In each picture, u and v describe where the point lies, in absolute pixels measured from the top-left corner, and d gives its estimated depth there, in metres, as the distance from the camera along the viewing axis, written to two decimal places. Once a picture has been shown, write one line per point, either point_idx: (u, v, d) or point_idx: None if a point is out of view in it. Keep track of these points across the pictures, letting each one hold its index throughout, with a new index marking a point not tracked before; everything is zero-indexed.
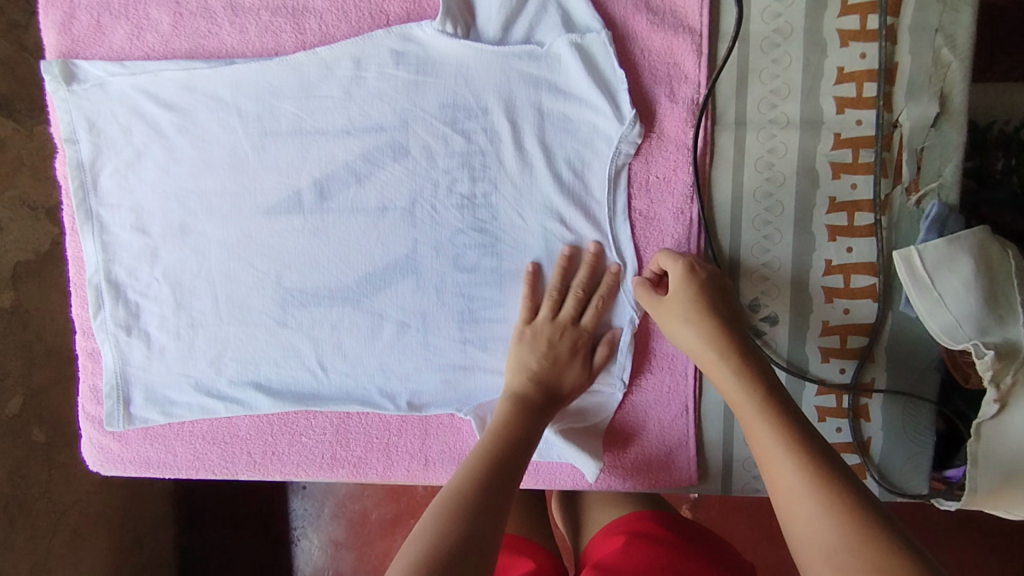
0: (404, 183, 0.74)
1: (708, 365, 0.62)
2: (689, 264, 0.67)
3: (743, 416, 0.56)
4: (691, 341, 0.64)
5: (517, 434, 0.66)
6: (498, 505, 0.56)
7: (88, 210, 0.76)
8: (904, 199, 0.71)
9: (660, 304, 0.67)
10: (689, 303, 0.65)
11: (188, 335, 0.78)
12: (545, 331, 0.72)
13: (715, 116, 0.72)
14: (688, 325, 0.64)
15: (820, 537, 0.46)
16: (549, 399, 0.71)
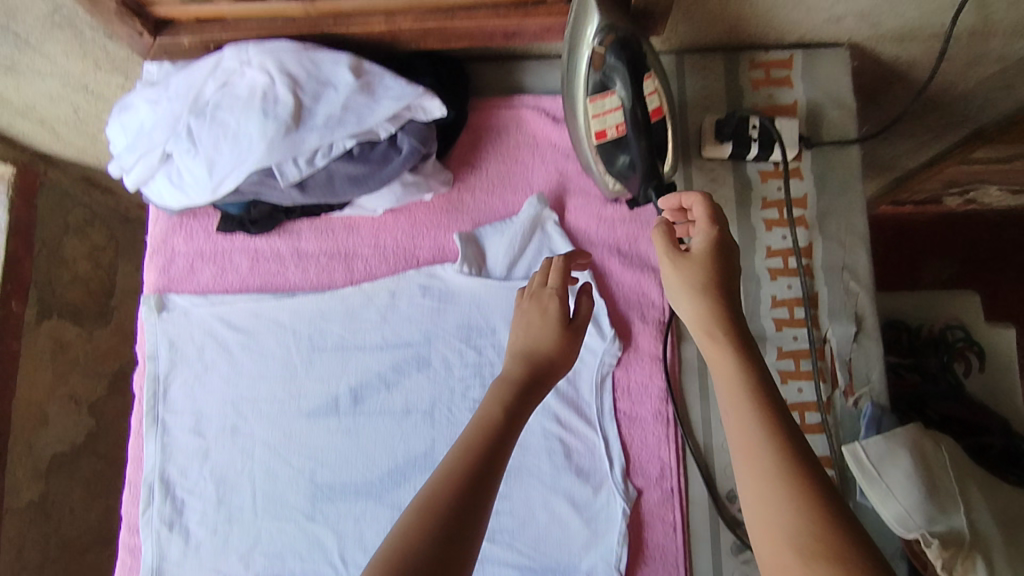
0: (426, 389, 0.89)
1: (710, 344, 0.65)
2: (712, 237, 0.69)
3: (735, 409, 0.60)
4: (693, 315, 0.67)
5: (501, 411, 0.67)
6: (477, 500, 0.58)
7: (155, 416, 0.90)
8: (844, 400, 0.85)
9: (676, 258, 0.69)
10: (705, 270, 0.67)
11: (225, 529, 0.87)
12: (535, 292, 0.78)
13: (681, 333, 0.88)
14: (690, 302, 0.67)
15: (779, 521, 0.52)
16: (536, 378, 0.71)
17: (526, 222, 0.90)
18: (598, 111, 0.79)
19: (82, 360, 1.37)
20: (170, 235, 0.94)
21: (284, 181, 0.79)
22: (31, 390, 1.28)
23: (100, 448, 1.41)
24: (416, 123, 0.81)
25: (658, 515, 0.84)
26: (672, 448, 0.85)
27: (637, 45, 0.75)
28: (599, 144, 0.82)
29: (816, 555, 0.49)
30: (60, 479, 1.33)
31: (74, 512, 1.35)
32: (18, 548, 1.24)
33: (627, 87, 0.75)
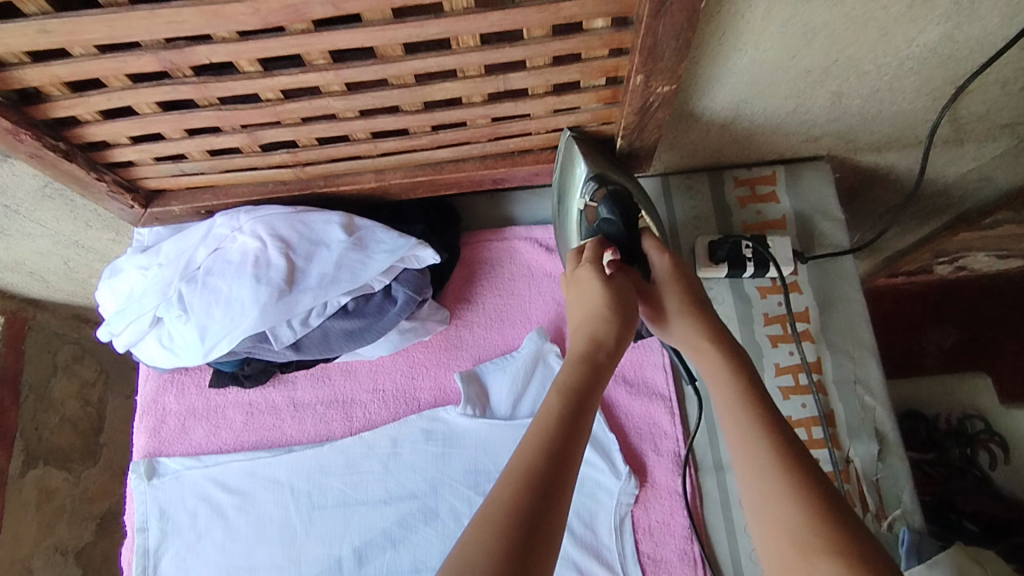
0: (436, 544, 0.83)
1: (699, 351, 0.62)
2: (677, 260, 0.67)
3: (736, 426, 0.55)
4: (678, 333, 0.64)
5: (562, 411, 0.53)
6: (550, 502, 0.48)
7: None
8: (878, 525, 0.80)
9: (645, 290, 0.66)
10: (674, 292, 0.65)
11: None
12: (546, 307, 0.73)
13: (697, 462, 0.85)
14: (676, 320, 0.64)
15: (792, 538, 0.48)
16: (593, 364, 0.57)
17: (527, 356, 0.89)
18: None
19: (68, 508, 1.27)
20: (161, 394, 0.91)
21: (278, 343, 0.79)
22: (15, 544, 1.17)
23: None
24: (411, 272, 0.82)
25: None
26: None
27: (630, 200, 0.73)
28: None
29: (822, 553, 0.46)
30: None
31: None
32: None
33: (619, 239, 0.69)
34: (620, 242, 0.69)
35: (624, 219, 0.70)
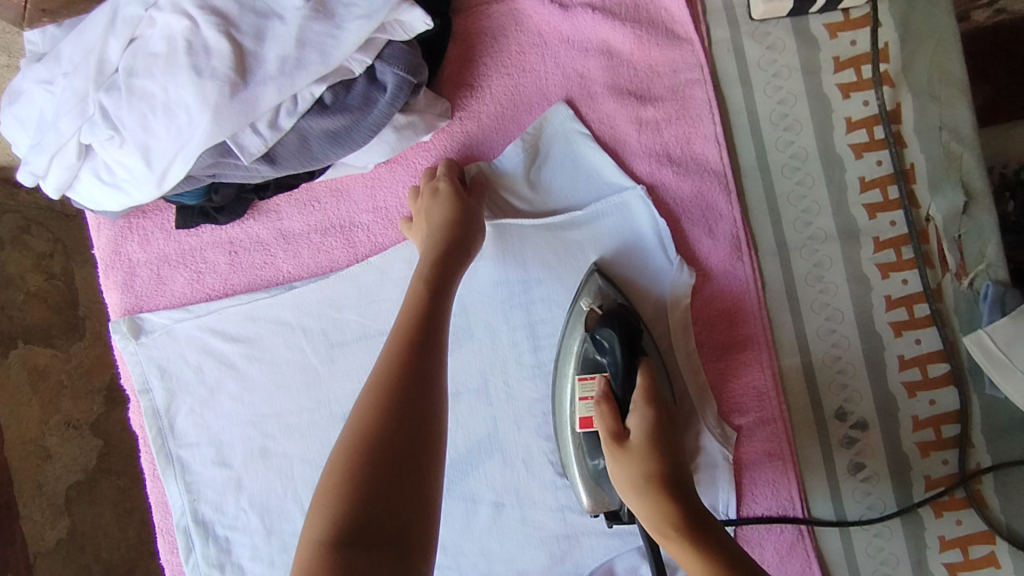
0: (474, 364, 0.76)
1: (616, 470, 0.57)
2: (652, 421, 0.57)
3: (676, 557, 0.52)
4: (620, 481, 0.56)
5: (428, 288, 0.60)
6: (434, 337, 0.56)
7: (168, 454, 0.76)
8: (956, 284, 0.74)
9: (619, 455, 0.57)
10: (642, 455, 0.55)
11: (283, 559, 0.75)
12: (418, 205, 0.70)
13: (756, 244, 0.75)
14: (632, 471, 0.55)
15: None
16: (453, 242, 0.65)
17: (542, 140, 0.75)
18: (586, 391, 0.65)
19: (67, 383, 1.16)
20: (121, 244, 0.77)
21: (246, 155, 0.62)
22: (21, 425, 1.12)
23: (116, 465, 1.17)
24: (397, 46, 0.63)
25: (762, 449, 0.74)
26: (769, 374, 0.74)
27: (633, 321, 0.67)
28: (586, 433, 0.67)
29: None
30: (84, 506, 1.14)
31: (108, 534, 1.15)
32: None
33: (614, 370, 0.63)
34: (619, 371, 0.63)
35: (622, 337, 0.65)
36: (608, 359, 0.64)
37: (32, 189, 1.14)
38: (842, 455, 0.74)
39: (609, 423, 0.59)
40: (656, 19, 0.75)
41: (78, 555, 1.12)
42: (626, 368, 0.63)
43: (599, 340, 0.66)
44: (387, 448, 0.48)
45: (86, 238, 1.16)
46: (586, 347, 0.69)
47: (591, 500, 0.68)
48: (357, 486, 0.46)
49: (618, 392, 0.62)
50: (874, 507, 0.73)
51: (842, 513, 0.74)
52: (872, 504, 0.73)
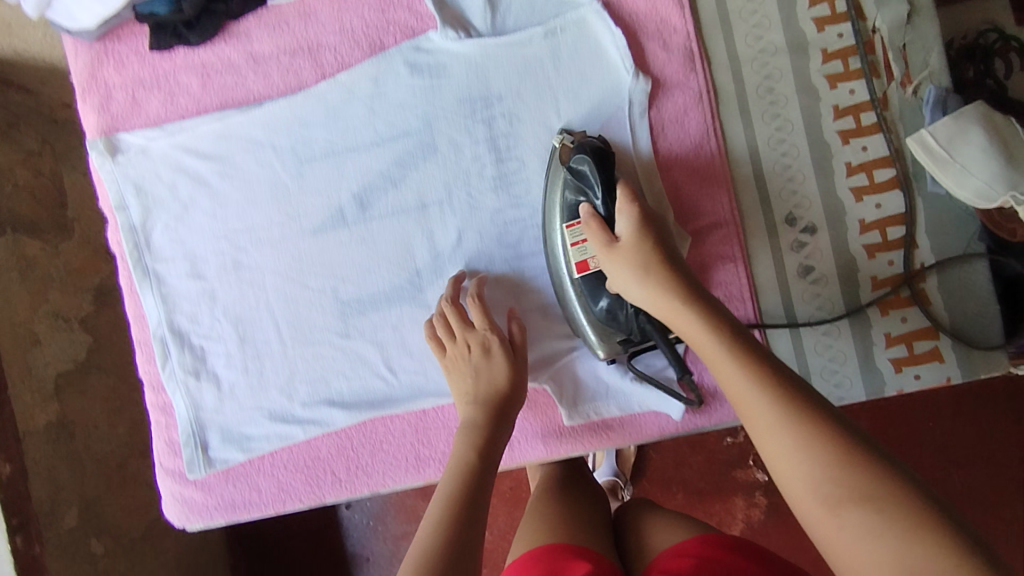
0: (438, 177, 0.78)
1: (665, 311, 0.61)
2: (637, 215, 0.65)
3: (750, 412, 0.52)
4: (650, 304, 0.63)
5: (474, 451, 0.68)
6: (483, 478, 0.66)
7: (145, 268, 0.80)
8: (901, 93, 0.76)
9: (613, 253, 0.66)
10: (668, 290, 0.61)
11: (256, 365, 0.81)
12: (456, 356, 0.74)
13: (710, 60, 0.78)
14: (630, 273, 0.64)
15: (815, 476, 0.47)
16: (499, 409, 0.72)
17: None
18: (576, 238, 0.71)
19: (55, 277, 1.17)
20: (96, 68, 0.79)
21: None
22: (9, 307, 1.08)
23: (105, 362, 1.24)
24: None
25: (715, 253, 0.77)
26: (721, 182, 0.77)
27: (602, 146, 0.72)
28: (582, 278, 0.72)
29: (846, 505, 0.45)
30: (74, 397, 1.16)
31: (98, 427, 1.20)
32: (53, 481, 1.08)
33: (597, 194, 0.69)
34: (599, 191, 0.69)
35: (599, 164, 0.70)
36: (582, 180, 0.71)
37: (22, 89, 1.17)
38: (792, 258, 0.78)
39: (600, 233, 0.67)
40: None
41: (69, 440, 1.13)
42: (606, 188, 0.69)
43: (576, 166, 0.71)
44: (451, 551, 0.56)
45: (73, 140, 1.22)
46: (567, 195, 0.72)
47: (606, 346, 0.73)
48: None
49: (603, 213, 0.69)
50: (822, 308, 0.78)
51: (792, 313, 0.79)
52: (821, 306, 0.78)
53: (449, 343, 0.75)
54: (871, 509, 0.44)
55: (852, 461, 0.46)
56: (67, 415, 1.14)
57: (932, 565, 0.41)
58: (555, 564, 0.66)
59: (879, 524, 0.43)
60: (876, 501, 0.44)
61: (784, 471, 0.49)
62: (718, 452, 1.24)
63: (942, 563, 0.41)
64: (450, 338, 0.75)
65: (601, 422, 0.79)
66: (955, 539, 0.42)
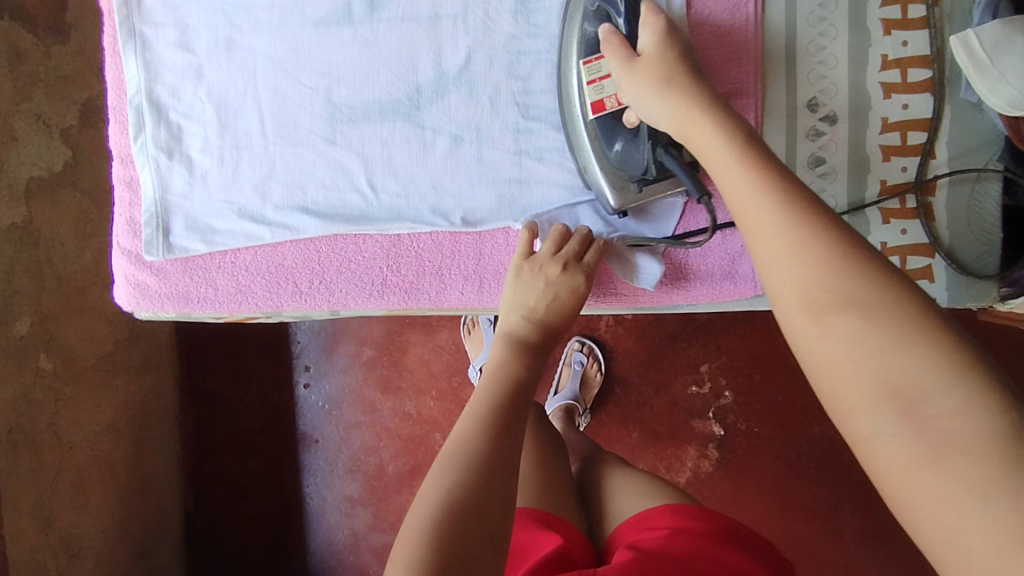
0: None
1: (684, 123, 0.57)
2: (660, 28, 0.63)
3: (745, 215, 0.45)
4: (674, 128, 0.59)
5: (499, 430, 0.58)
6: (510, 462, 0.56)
7: (131, 28, 0.74)
8: None
9: (636, 66, 0.62)
10: (689, 102, 0.57)
11: (233, 157, 0.75)
12: (537, 268, 0.70)
13: None
14: (653, 80, 0.61)
15: (805, 278, 0.40)
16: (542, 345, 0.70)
17: None
18: (594, 77, 0.68)
19: (42, 76, 1.10)
20: None
21: None
22: None
23: (81, 182, 1.17)
24: None
25: None
26: (751, 48, 0.73)
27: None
28: (597, 119, 0.68)
29: (831, 309, 0.39)
30: (43, 205, 1.10)
31: (64, 245, 1.14)
32: (8, 281, 1.02)
33: (621, 14, 0.67)
34: (623, 14, 0.67)
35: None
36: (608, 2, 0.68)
37: None
38: (805, 145, 0.74)
39: (620, 51, 0.64)
40: None
41: (32, 248, 1.07)
42: (631, 10, 0.66)
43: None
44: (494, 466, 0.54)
45: None
46: (585, 30, 0.69)
47: (618, 194, 0.70)
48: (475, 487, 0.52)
49: (625, 32, 0.66)
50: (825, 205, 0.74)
51: None
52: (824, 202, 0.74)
53: (524, 259, 0.71)
54: (861, 314, 0.38)
55: (915, 356, 0.36)
56: (33, 220, 1.08)
57: (978, 468, 0.33)
58: (519, 538, 0.65)
59: (870, 330, 0.37)
60: (867, 305, 0.38)
61: (819, 361, 0.39)
62: (682, 399, 1.19)
63: (936, 371, 0.35)
64: (552, 249, 0.71)
65: None
66: (958, 349, 0.36)
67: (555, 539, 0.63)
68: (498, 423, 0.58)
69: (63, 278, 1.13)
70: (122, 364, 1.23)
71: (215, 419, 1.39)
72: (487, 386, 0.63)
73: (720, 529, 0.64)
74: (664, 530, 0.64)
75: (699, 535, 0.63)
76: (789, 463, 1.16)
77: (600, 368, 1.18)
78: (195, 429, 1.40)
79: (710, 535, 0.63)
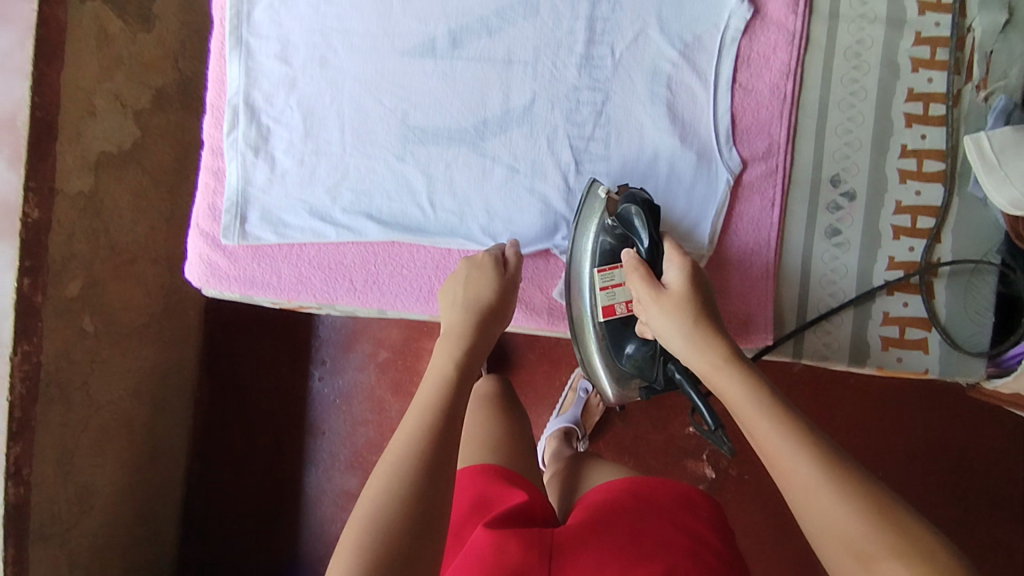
0: (531, 39, 0.82)
1: (706, 367, 0.63)
2: (688, 268, 0.68)
3: (784, 468, 0.55)
4: (700, 365, 0.64)
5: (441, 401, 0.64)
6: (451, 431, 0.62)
7: (239, 37, 0.83)
8: (974, 95, 0.80)
9: (662, 302, 0.67)
10: (707, 315, 0.66)
11: (312, 161, 0.84)
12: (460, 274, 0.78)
13: (812, 8, 0.81)
14: (678, 318, 0.66)
15: (848, 541, 0.51)
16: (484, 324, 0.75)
17: None
18: (607, 283, 0.76)
19: (126, 58, 1.20)
20: None
21: None
22: (80, 69, 1.10)
23: (145, 161, 1.27)
24: None
25: (757, 190, 0.82)
26: (784, 123, 0.81)
27: (649, 198, 0.75)
28: (605, 323, 0.78)
29: (876, 555, 0.50)
30: (109, 178, 1.18)
31: (122, 217, 1.23)
32: (69, 247, 1.10)
33: (644, 237, 0.72)
34: (646, 240, 0.71)
35: (650, 217, 0.72)
36: (627, 228, 0.74)
37: None
38: (824, 217, 0.82)
39: (645, 279, 0.69)
40: None
41: (94, 216, 1.16)
42: (653, 237, 0.71)
43: (623, 215, 0.74)
44: (424, 470, 0.57)
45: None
46: (603, 238, 0.77)
47: (621, 383, 0.81)
48: (406, 500, 0.55)
49: (648, 258, 0.71)
50: (836, 271, 0.82)
51: (809, 267, 0.82)
52: (836, 268, 0.82)
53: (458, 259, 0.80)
54: (902, 560, 0.49)
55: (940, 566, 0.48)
56: (99, 192, 1.16)
57: None
58: (491, 490, 0.72)
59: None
60: (908, 556, 0.49)
61: None
62: (679, 437, 1.25)
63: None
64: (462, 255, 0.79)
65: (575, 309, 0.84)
66: None
67: (524, 496, 0.70)
68: (437, 423, 0.61)
69: (116, 248, 1.21)
70: (155, 335, 1.32)
71: (234, 399, 1.47)
72: (430, 384, 0.67)
73: (674, 492, 0.72)
74: (621, 489, 0.73)
75: (653, 493, 0.71)
76: (773, 512, 1.22)
77: (604, 396, 1.24)
78: (212, 404, 1.47)
79: (662, 493, 0.71)
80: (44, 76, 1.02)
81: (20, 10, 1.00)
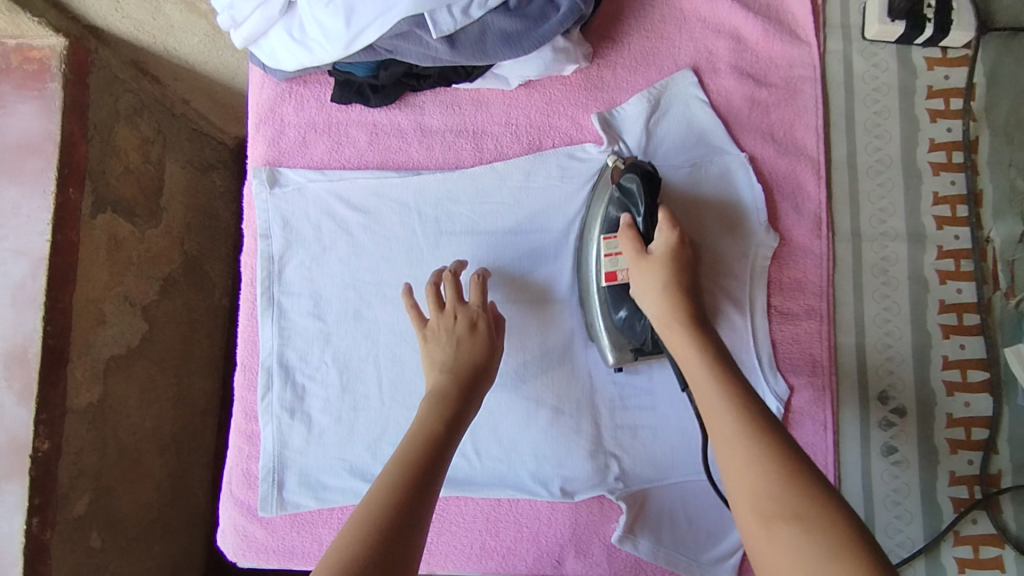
0: (565, 277, 0.82)
1: (668, 332, 0.65)
2: (675, 241, 0.69)
3: (716, 426, 0.55)
4: (660, 312, 0.66)
5: (414, 467, 0.59)
6: (424, 504, 0.56)
7: (271, 298, 0.83)
8: (1004, 302, 0.81)
9: (643, 263, 0.69)
10: (682, 276, 0.68)
11: (349, 417, 0.82)
12: (440, 326, 0.72)
13: (835, 230, 0.83)
14: (658, 276, 0.68)
15: (757, 477, 0.51)
16: (467, 385, 0.68)
17: (666, 92, 0.83)
18: (611, 251, 0.74)
19: (135, 262, 1.10)
20: (278, 104, 0.84)
21: (437, 32, 0.69)
22: (89, 281, 1.02)
23: (154, 353, 1.15)
24: None
25: (808, 413, 0.81)
26: (824, 344, 0.82)
27: (652, 170, 0.75)
28: (608, 287, 0.75)
29: (778, 519, 0.49)
30: (118, 380, 1.08)
31: (127, 411, 1.10)
32: (77, 466, 1.01)
33: (641, 210, 0.72)
34: (642, 211, 0.72)
35: (646, 188, 0.72)
36: (627, 198, 0.74)
37: (153, 78, 1.14)
38: (879, 434, 0.82)
39: (633, 242, 0.71)
40: (783, 19, 0.84)
41: (102, 424, 1.06)
42: (649, 208, 0.72)
43: (625, 184, 0.74)
44: (393, 530, 0.53)
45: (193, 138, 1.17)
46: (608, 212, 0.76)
47: (616, 353, 0.77)
48: (372, 551, 0.51)
49: (642, 228, 0.72)
50: (899, 491, 0.81)
51: (869, 486, 0.81)
52: (897, 487, 0.81)
53: (436, 315, 0.73)
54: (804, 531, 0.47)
55: None
56: (108, 399, 1.06)
57: None
58: None
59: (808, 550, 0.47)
60: (808, 522, 0.47)
61: None
62: None
63: None
64: (439, 310, 0.73)
65: (639, 559, 0.80)
66: None
67: None
68: (413, 479, 0.58)
69: (126, 450, 1.10)
70: (160, 530, 1.17)
71: None
72: (402, 454, 0.61)
73: None
74: None
75: None
76: None
77: None
78: None
79: None
80: (56, 303, 0.97)
81: (35, 244, 0.96)
